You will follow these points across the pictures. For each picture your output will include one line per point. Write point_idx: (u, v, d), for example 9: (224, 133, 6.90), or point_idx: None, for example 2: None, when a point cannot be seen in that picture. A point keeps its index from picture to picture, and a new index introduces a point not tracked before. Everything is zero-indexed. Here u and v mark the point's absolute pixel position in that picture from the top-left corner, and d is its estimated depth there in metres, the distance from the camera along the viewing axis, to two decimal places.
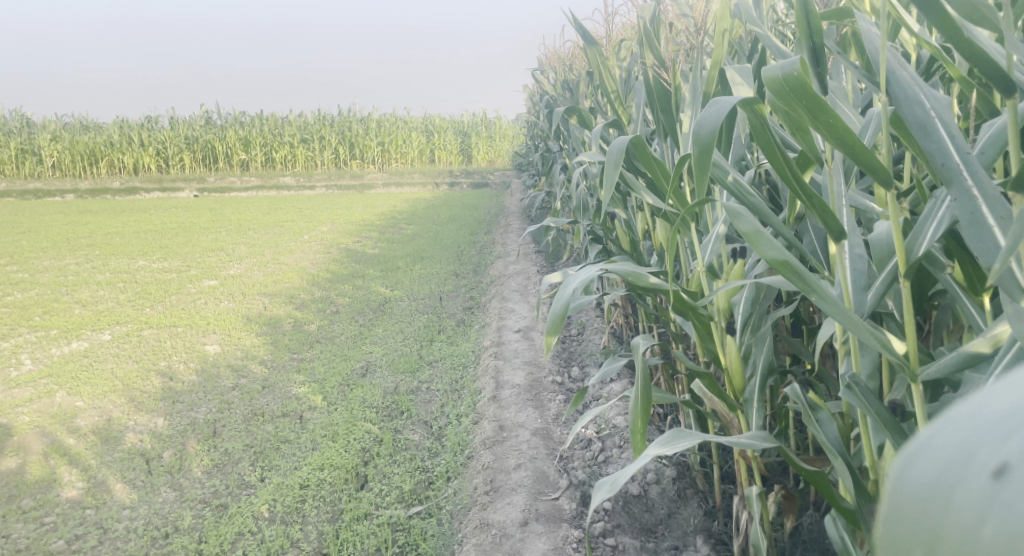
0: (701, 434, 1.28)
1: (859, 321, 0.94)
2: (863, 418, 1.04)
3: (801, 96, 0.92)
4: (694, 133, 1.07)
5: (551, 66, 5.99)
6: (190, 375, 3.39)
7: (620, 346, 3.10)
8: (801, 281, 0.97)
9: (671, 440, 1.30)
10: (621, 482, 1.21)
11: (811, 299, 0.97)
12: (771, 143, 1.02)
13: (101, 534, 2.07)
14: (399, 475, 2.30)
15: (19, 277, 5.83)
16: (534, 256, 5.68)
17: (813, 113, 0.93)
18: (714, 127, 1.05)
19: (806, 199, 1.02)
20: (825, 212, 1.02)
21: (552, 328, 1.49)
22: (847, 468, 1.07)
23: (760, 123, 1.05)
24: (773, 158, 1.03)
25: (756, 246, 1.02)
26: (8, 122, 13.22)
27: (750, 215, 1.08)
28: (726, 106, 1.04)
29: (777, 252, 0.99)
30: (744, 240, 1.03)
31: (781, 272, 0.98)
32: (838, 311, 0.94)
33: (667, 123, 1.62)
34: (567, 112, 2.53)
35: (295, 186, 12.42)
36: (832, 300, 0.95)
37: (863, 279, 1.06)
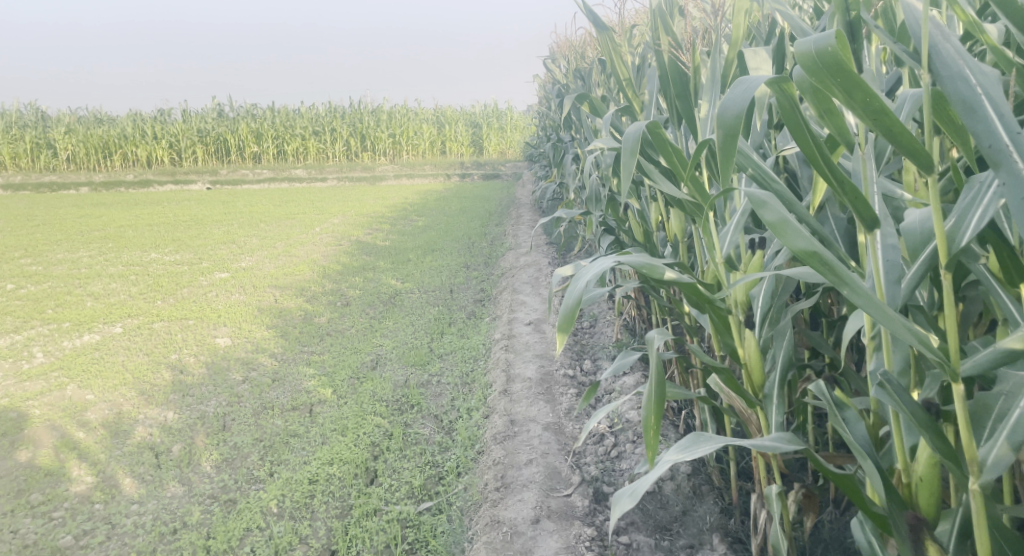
0: (719, 438, 1.21)
1: (894, 316, 0.90)
2: (895, 419, 0.98)
3: (836, 73, 0.89)
4: (719, 115, 1.02)
5: (562, 54, 5.92)
6: (200, 368, 3.38)
7: (633, 340, 3.07)
8: (832, 273, 0.92)
9: (690, 446, 1.25)
10: (639, 492, 1.17)
11: (841, 292, 0.92)
12: (801, 125, 0.98)
13: (109, 529, 2.05)
14: (409, 470, 2.27)
15: (32, 269, 5.85)
16: (545, 248, 5.63)
17: (847, 92, 0.89)
18: (741, 108, 1.00)
19: (837, 187, 0.97)
20: (857, 199, 0.97)
21: (565, 322, 1.43)
22: (877, 470, 1.01)
23: (788, 104, 1.01)
24: (802, 141, 0.97)
25: (782, 236, 0.96)
26: (24, 116, 13.30)
27: (774, 204, 1.01)
28: (754, 87, 0.99)
29: (805, 243, 0.95)
30: (769, 229, 0.97)
31: (809, 263, 0.94)
32: (872, 306, 0.90)
33: (683, 110, 1.51)
34: (576, 100, 2.47)
35: (307, 179, 12.41)
36: (864, 293, 0.91)
37: (897, 271, 1.00)
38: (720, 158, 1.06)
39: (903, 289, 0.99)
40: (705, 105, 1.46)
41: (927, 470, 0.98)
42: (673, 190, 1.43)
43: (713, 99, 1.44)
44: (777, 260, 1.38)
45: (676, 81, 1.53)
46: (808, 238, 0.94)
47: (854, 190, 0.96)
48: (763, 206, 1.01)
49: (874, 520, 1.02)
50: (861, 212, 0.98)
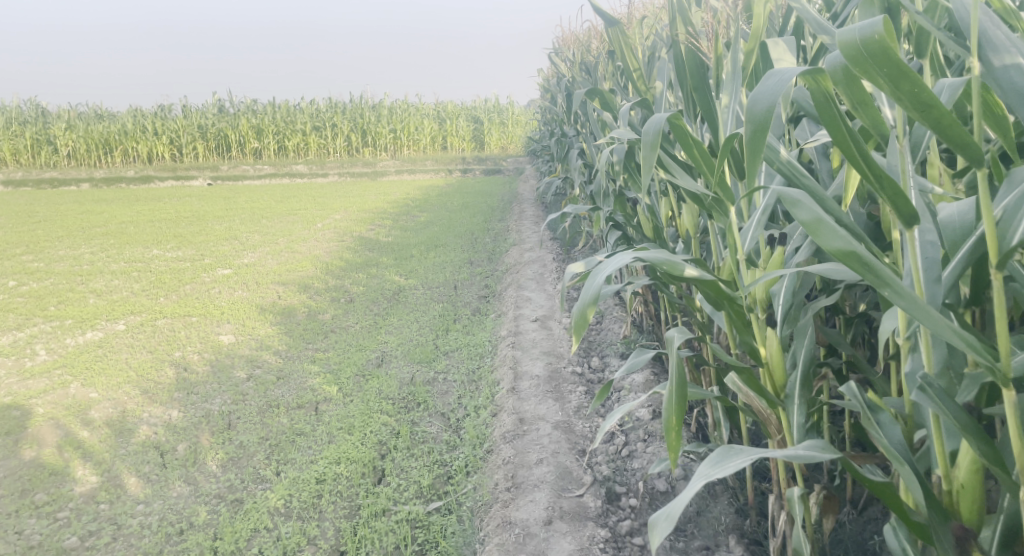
0: (753, 451, 1.15)
1: (939, 317, 0.87)
2: (936, 423, 0.96)
3: (883, 62, 0.88)
4: (750, 108, 0.99)
5: (565, 47, 5.88)
6: (203, 366, 3.35)
7: (642, 336, 3.04)
8: (871, 272, 0.90)
9: (721, 460, 1.17)
10: (678, 513, 1.09)
11: (880, 292, 0.90)
12: (835, 119, 0.96)
13: (114, 530, 2.03)
14: (417, 469, 2.24)
15: (34, 266, 5.83)
16: (550, 243, 5.60)
17: (893, 81, 0.88)
18: (774, 101, 0.98)
19: (874, 183, 0.95)
20: (895, 194, 0.94)
21: (581, 322, 1.40)
22: (916, 479, 0.98)
23: (822, 97, 0.98)
24: (836, 134, 0.95)
25: (818, 234, 0.93)
26: (23, 112, 13.25)
27: (808, 202, 0.98)
28: (789, 78, 0.97)
29: (841, 242, 0.92)
30: (803, 227, 0.95)
31: (846, 263, 0.91)
32: (915, 307, 0.87)
33: (701, 103, 1.48)
34: (587, 93, 2.43)
35: (308, 174, 12.37)
36: (905, 293, 0.88)
37: (935, 270, 0.98)
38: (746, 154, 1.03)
39: (942, 289, 0.97)
40: (726, 98, 1.43)
41: (969, 475, 0.96)
42: (693, 184, 1.40)
43: (735, 92, 1.40)
44: (798, 257, 1.36)
45: (693, 73, 1.49)
46: (844, 236, 0.91)
47: (893, 185, 0.93)
48: (796, 203, 0.98)
49: (915, 529, 0.99)
50: (899, 209, 0.95)
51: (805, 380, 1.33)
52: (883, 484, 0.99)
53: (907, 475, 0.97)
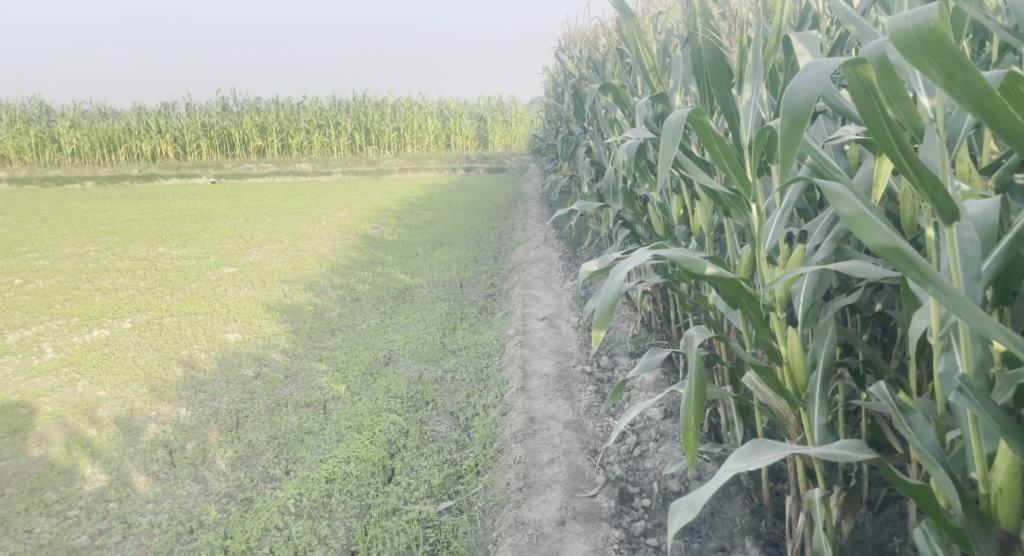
0: (786, 446, 1.14)
1: (988, 318, 0.85)
2: (973, 424, 0.96)
3: (936, 51, 0.86)
4: (788, 99, 0.97)
5: (573, 45, 5.86)
6: (211, 364, 3.34)
7: (651, 335, 3.03)
8: (914, 269, 0.88)
9: (751, 454, 1.15)
10: (702, 503, 1.07)
11: (924, 289, 0.88)
12: (876, 111, 0.94)
13: (124, 529, 2.02)
14: (427, 468, 2.23)
15: (39, 264, 5.82)
16: (556, 241, 5.58)
17: (946, 71, 0.86)
18: (813, 91, 0.95)
19: (915, 177, 0.94)
20: (937, 189, 0.93)
21: (601, 320, 1.39)
22: (952, 482, 0.97)
23: (863, 89, 0.96)
24: (877, 127, 0.94)
25: (859, 229, 0.92)
26: (27, 110, 13.26)
27: (848, 197, 0.97)
28: (828, 69, 0.94)
29: (885, 237, 0.91)
30: (845, 222, 0.93)
31: (889, 259, 0.90)
32: (961, 306, 0.85)
33: (720, 98, 1.48)
34: (601, 89, 2.43)
35: (312, 173, 12.35)
36: (951, 292, 0.86)
37: (974, 268, 0.97)
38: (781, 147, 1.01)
39: (981, 287, 0.96)
40: (748, 92, 1.42)
41: (1007, 479, 0.94)
42: (712, 181, 1.39)
43: (757, 87, 1.40)
44: (820, 255, 1.34)
45: (713, 65, 1.49)
46: (888, 232, 0.90)
47: (933, 178, 0.92)
48: (837, 197, 0.97)
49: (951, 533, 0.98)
50: (940, 206, 0.94)
51: (827, 380, 1.31)
52: (918, 485, 0.98)
53: (939, 477, 0.97)
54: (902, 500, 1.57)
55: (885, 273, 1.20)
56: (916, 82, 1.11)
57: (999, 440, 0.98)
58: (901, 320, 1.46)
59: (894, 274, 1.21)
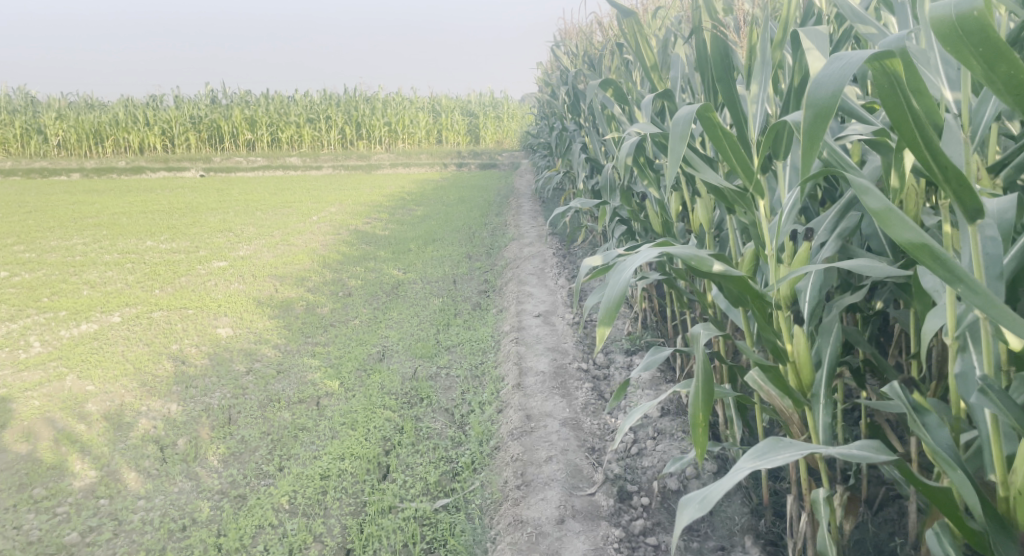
0: (802, 446, 1.12)
1: (1017, 316, 0.84)
2: (993, 425, 0.96)
3: (978, 41, 0.85)
4: (812, 93, 0.95)
5: (567, 40, 5.85)
6: (202, 359, 3.30)
7: (647, 332, 3.03)
8: (945, 267, 0.87)
9: (768, 453, 1.13)
10: (715, 499, 1.06)
11: (954, 287, 0.87)
12: (903, 105, 0.93)
13: (115, 525, 1.98)
14: (423, 465, 2.21)
15: (26, 257, 5.74)
16: (549, 238, 5.57)
17: (986, 61, 0.86)
18: (840, 85, 0.93)
19: (939, 172, 0.93)
20: (961, 185, 0.93)
21: (606, 317, 1.37)
22: (970, 482, 0.96)
23: (889, 82, 0.94)
24: (903, 120, 0.93)
25: (886, 225, 0.91)
26: (12, 101, 13.10)
27: (873, 192, 0.96)
28: (858, 61, 0.92)
29: (913, 234, 0.89)
30: (873, 218, 0.92)
31: (917, 256, 0.88)
32: (991, 305, 0.85)
33: (724, 94, 1.42)
34: (601, 85, 2.40)
35: (302, 167, 12.27)
36: (980, 290, 0.86)
37: (997, 266, 0.98)
38: (802, 140, 0.99)
39: (1005, 285, 0.97)
40: (754, 89, 1.42)
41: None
42: (718, 178, 1.38)
43: (764, 83, 1.39)
44: (826, 253, 1.33)
45: (718, 59, 1.44)
46: (916, 229, 0.89)
47: (959, 174, 0.92)
48: (863, 192, 0.95)
49: (970, 534, 0.98)
50: (964, 201, 0.93)
51: (832, 378, 1.30)
52: (936, 487, 0.97)
53: (958, 479, 0.96)
54: (902, 500, 1.58)
55: (892, 270, 1.18)
56: (939, 76, 1.13)
57: (1019, 442, 0.97)
58: (902, 318, 1.45)
59: (901, 272, 1.19)
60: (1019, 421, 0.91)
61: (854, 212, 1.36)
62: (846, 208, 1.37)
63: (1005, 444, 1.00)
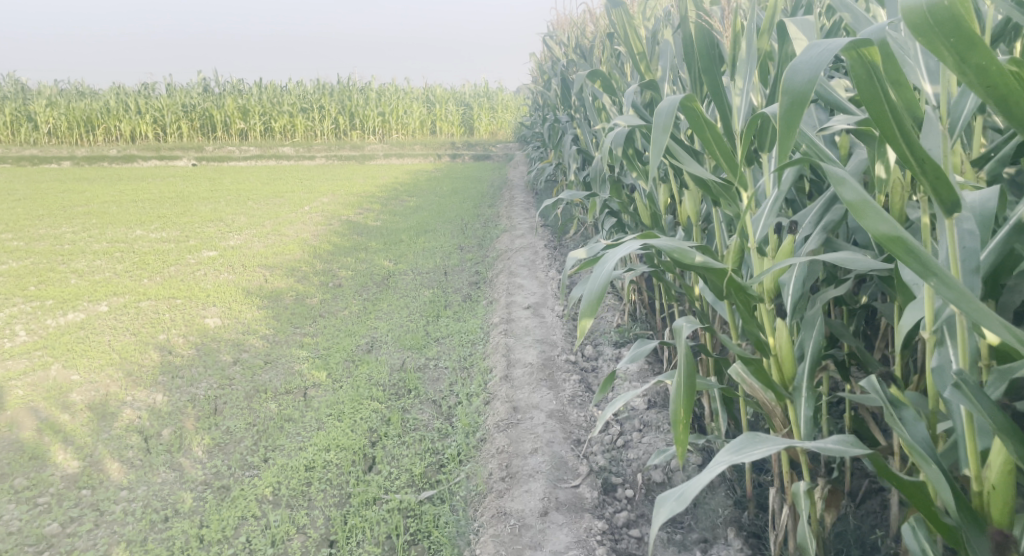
0: (779, 440, 1.12)
1: (991, 312, 0.83)
2: (967, 421, 0.95)
3: (950, 31, 0.84)
4: (789, 79, 0.94)
5: (561, 31, 5.82)
6: (189, 349, 3.28)
7: (635, 325, 3.03)
8: (917, 260, 0.86)
9: (744, 447, 1.13)
10: (692, 497, 1.05)
11: (927, 281, 0.86)
12: (879, 96, 0.93)
13: (96, 516, 1.97)
14: (409, 457, 2.20)
15: (14, 245, 5.69)
16: (541, 230, 5.56)
17: (959, 53, 0.85)
18: (816, 72, 0.92)
19: (916, 165, 0.93)
20: (938, 178, 0.92)
21: (588, 310, 1.36)
22: (944, 477, 0.97)
23: (864, 71, 0.94)
24: (879, 110, 0.92)
25: (861, 217, 0.90)
26: (3, 87, 12.99)
27: (852, 182, 0.94)
28: (833, 49, 0.91)
29: (888, 226, 0.89)
30: (848, 209, 0.91)
31: (890, 248, 0.88)
32: (964, 300, 0.84)
33: (709, 85, 1.41)
34: (589, 76, 2.39)
35: (295, 156, 12.20)
36: (953, 285, 0.85)
37: (974, 260, 0.97)
38: (778, 128, 0.97)
39: (981, 279, 0.96)
40: (739, 81, 1.42)
41: (1001, 476, 0.93)
42: (702, 170, 1.37)
43: (750, 74, 1.39)
44: (809, 246, 1.32)
45: (702, 48, 1.42)
46: (891, 222, 0.88)
47: (935, 167, 0.91)
48: (839, 182, 0.94)
49: (944, 530, 0.98)
50: (940, 194, 0.92)
51: (814, 371, 1.30)
52: (911, 482, 0.97)
53: (931, 473, 0.96)
54: (885, 492, 1.58)
55: (873, 263, 1.18)
56: (919, 69, 1.12)
57: (993, 437, 0.97)
58: (886, 312, 1.45)
59: (884, 265, 1.19)
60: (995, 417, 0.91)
61: (838, 205, 1.35)
62: (830, 200, 1.36)
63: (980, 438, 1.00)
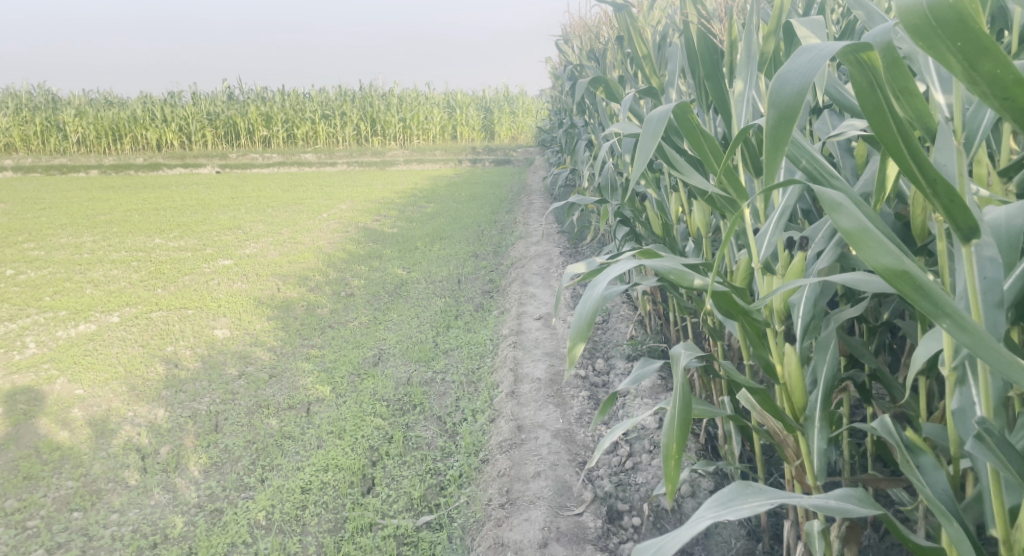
0: (771, 494, 1.01)
1: (1013, 360, 0.74)
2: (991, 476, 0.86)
3: (957, 34, 0.74)
4: (775, 91, 0.84)
5: (576, 33, 5.74)
6: (194, 362, 3.24)
7: (649, 337, 2.92)
8: (926, 298, 0.78)
9: (732, 500, 1.02)
10: (672, 551, 0.93)
11: (940, 323, 0.78)
12: (882, 107, 0.83)
13: (84, 542, 1.91)
14: (409, 479, 2.12)
15: (35, 254, 5.74)
16: (557, 236, 5.46)
17: (968, 59, 0.75)
18: (805, 84, 0.82)
19: (927, 186, 0.82)
20: (952, 200, 0.82)
21: (580, 332, 1.26)
22: (964, 534, 0.87)
23: (865, 79, 0.85)
24: (882, 126, 0.83)
25: (862, 249, 0.82)
26: (34, 98, 13.21)
27: (853, 207, 0.86)
28: (825, 55, 0.81)
29: (891, 258, 0.81)
30: (847, 240, 0.83)
31: (895, 285, 0.80)
32: (981, 345, 0.75)
33: (713, 91, 1.35)
34: (592, 82, 2.29)
35: (316, 163, 12.23)
36: (970, 328, 0.76)
37: (997, 293, 0.86)
38: (769, 146, 0.88)
39: (1005, 314, 0.86)
40: (740, 85, 1.32)
41: None
42: (703, 182, 1.28)
43: (750, 80, 1.29)
44: (821, 263, 1.21)
45: (705, 56, 1.36)
46: (896, 254, 0.80)
47: (948, 188, 0.81)
48: (837, 208, 0.86)
49: None
50: (956, 219, 0.82)
51: (828, 399, 1.20)
52: (930, 547, 0.93)
53: (952, 532, 0.88)
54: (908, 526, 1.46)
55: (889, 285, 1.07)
56: (930, 75, 1.02)
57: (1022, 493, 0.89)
58: (910, 332, 1.33)
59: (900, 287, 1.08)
60: (1023, 472, 0.83)
61: None
62: None
63: (1007, 494, 0.91)
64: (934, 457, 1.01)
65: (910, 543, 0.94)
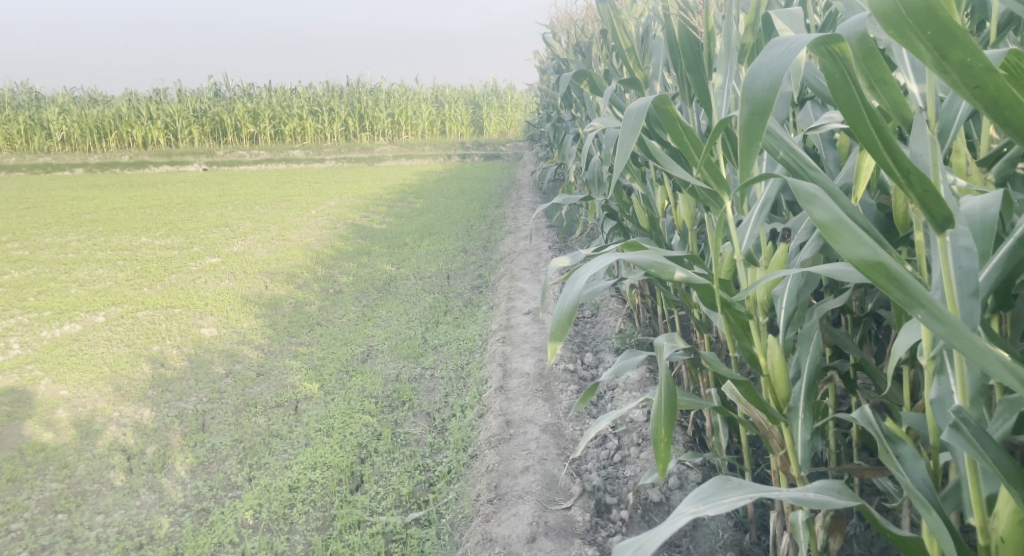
0: (751, 488, 1.01)
1: (987, 348, 0.74)
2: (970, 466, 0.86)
3: (925, 24, 0.74)
4: (748, 86, 0.84)
5: (563, 28, 5.73)
6: (182, 361, 3.21)
7: (637, 331, 2.92)
8: (902, 289, 0.78)
9: (713, 495, 1.02)
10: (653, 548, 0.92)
11: (915, 314, 0.78)
12: (855, 97, 0.83)
13: (69, 544, 1.90)
14: (397, 475, 2.11)
15: (19, 254, 5.67)
16: (546, 231, 5.45)
17: (938, 48, 0.75)
18: (777, 77, 0.82)
19: (901, 176, 0.82)
20: (926, 191, 0.81)
21: (561, 328, 1.25)
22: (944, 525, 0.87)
23: (838, 69, 0.85)
24: (855, 116, 0.83)
25: (836, 241, 0.82)
26: (17, 96, 13.05)
27: (828, 200, 0.86)
28: (797, 47, 0.81)
29: (865, 250, 0.81)
30: (822, 231, 0.83)
31: (869, 276, 0.80)
32: (955, 335, 0.75)
33: (694, 84, 1.36)
34: (575, 77, 2.29)
35: (304, 159, 12.16)
36: (945, 318, 0.76)
37: (972, 282, 0.85)
38: (744, 141, 0.88)
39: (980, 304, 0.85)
40: (719, 77, 1.31)
41: (1010, 527, 0.83)
42: (683, 174, 1.27)
43: (729, 71, 1.29)
44: (803, 255, 1.20)
45: (686, 50, 1.37)
46: (870, 245, 0.80)
47: (923, 178, 0.80)
48: (812, 201, 0.86)
49: None
50: (931, 209, 0.82)
51: (811, 391, 1.20)
52: (910, 538, 0.93)
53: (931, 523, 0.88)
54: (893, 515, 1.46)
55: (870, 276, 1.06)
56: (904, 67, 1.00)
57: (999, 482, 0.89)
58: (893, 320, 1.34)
59: None
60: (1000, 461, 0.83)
61: None
62: None
63: (985, 483, 0.91)
64: (914, 448, 1.01)
65: (890, 535, 0.93)
